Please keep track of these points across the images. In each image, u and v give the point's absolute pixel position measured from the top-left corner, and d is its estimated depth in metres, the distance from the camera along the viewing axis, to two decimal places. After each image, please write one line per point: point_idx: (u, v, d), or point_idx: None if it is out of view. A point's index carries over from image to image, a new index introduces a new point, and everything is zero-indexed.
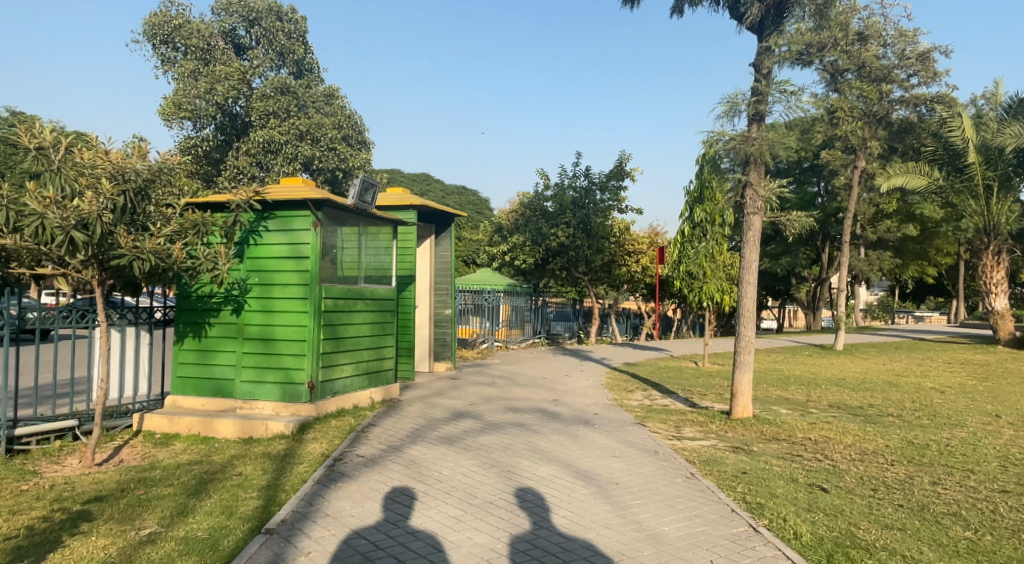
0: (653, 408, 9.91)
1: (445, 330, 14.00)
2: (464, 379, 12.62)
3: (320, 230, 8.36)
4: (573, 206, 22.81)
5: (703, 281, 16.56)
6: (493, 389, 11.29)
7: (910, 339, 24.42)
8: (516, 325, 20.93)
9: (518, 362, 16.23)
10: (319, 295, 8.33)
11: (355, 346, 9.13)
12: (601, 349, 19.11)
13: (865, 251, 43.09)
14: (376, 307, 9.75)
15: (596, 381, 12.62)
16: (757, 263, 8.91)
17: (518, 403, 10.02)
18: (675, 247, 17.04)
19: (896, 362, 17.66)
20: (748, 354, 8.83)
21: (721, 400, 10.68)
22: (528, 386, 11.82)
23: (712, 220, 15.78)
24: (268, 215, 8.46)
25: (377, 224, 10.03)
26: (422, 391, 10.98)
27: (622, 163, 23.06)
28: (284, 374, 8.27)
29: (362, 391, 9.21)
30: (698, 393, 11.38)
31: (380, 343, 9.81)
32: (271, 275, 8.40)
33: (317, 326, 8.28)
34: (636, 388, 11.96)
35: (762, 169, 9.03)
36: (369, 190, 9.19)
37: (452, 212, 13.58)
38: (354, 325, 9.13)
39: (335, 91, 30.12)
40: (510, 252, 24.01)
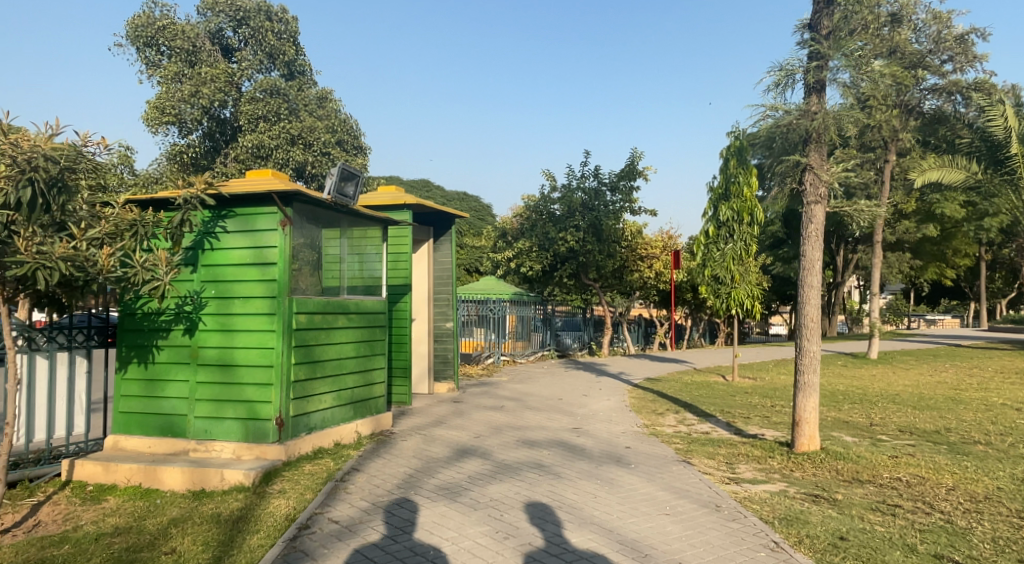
0: (694, 437, 8.32)
1: (445, 345, 12.44)
2: (469, 402, 11.05)
3: (290, 229, 6.84)
4: (582, 208, 21.20)
5: (732, 286, 14.86)
6: (502, 415, 9.72)
7: (945, 345, 22.79)
8: (522, 337, 19.38)
9: (528, 379, 14.66)
10: (289, 309, 6.79)
11: (338, 372, 7.57)
12: (618, 363, 17.53)
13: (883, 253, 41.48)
14: (365, 322, 8.19)
15: (619, 402, 11.07)
16: (820, 262, 7.37)
17: (534, 433, 8.46)
18: (698, 251, 15.44)
19: (944, 372, 16.04)
20: (813, 375, 7.27)
21: (771, 425, 9.08)
22: (543, 410, 10.25)
23: (740, 218, 14.55)
24: (226, 213, 6.94)
25: (365, 224, 8.45)
26: (420, 419, 9.43)
27: (634, 162, 21.51)
28: (248, 407, 6.72)
29: (345, 425, 7.63)
30: (740, 417, 9.79)
31: (369, 365, 8.24)
32: (230, 286, 6.88)
33: (287, 348, 6.74)
34: (668, 410, 10.37)
35: (824, 150, 7.50)
36: (352, 181, 7.43)
37: (453, 213, 12.06)
38: (337, 345, 7.58)
39: (328, 94, 28.68)
40: (516, 259, 22.46)
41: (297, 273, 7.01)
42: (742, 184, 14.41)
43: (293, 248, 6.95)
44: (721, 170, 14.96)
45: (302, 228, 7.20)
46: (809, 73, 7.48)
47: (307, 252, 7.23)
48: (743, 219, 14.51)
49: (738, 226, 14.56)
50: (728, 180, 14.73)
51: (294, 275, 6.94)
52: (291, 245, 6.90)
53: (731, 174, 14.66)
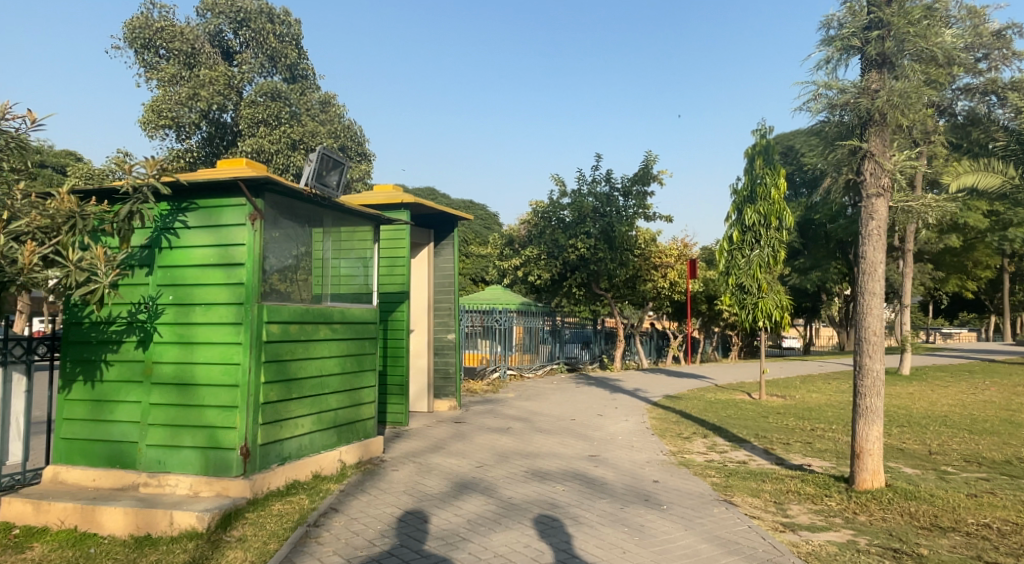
0: (731, 468, 7.22)
1: (447, 359, 11.37)
2: (472, 422, 9.99)
3: (261, 224, 5.79)
4: (594, 214, 20.14)
5: (759, 297, 13.76)
6: (509, 439, 8.66)
7: (978, 360, 21.62)
8: (530, 350, 18.32)
9: (538, 395, 13.59)
10: (259, 318, 5.74)
11: (320, 391, 6.49)
12: (632, 379, 16.44)
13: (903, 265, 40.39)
14: (352, 334, 7.12)
15: (639, 424, 9.98)
16: (884, 266, 6.28)
17: (545, 462, 7.37)
18: (721, 259, 14.36)
19: (987, 389, 14.86)
20: (877, 399, 6.21)
21: (817, 455, 7.97)
22: (555, 432, 9.17)
23: (767, 222, 13.52)
24: (186, 206, 5.91)
25: (353, 220, 7.38)
26: (416, 444, 8.35)
27: (648, 166, 20.46)
28: (209, 435, 5.68)
29: (327, 453, 6.54)
30: (779, 443, 8.68)
31: (357, 384, 7.15)
32: (190, 291, 5.84)
33: (256, 364, 5.68)
34: (694, 434, 9.28)
35: (888, 134, 6.41)
36: (336, 169, 6.39)
37: (457, 215, 11.03)
38: (318, 360, 6.50)
39: (331, 98, 27.51)
40: (524, 267, 21.43)
41: (270, 276, 5.95)
42: (768, 186, 13.44)
43: (266, 247, 5.90)
44: (745, 171, 14.00)
45: (276, 224, 6.15)
46: (868, 45, 6.39)
47: (284, 253, 6.18)
48: (771, 223, 13.48)
49: (765, 231, 13.53)
50: (755, 182, 13.73)
51: (266, 278, 5.89)
52: (263, 244, 5.86)
53: (758, 175, 13.71)
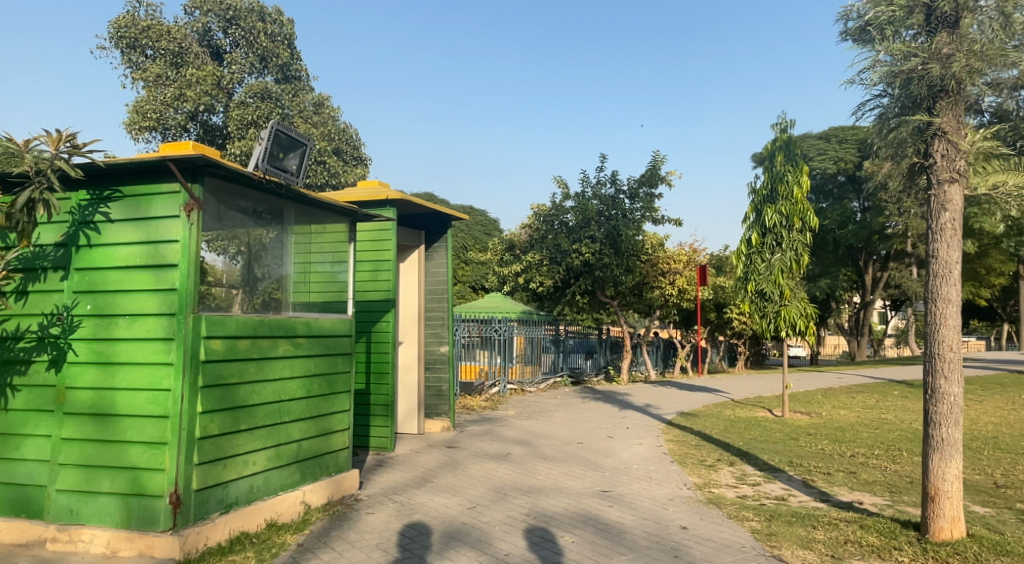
0: (770, 509, 6.12)
1: (440, 375, 10.23)
2: (468, 447, 8.89)
3: (198, 216, 4.67)
4: (598, 217, 19.06)
5: (782, 305, 12.62)
6: (508, 468, 7.55)
7: (1007, 372, 20.53)
8: (532, 362, 17.22)
9: (541, 412, 12.47)
10: (195, 332, 4.61)
11: (279, 420, 5.34)
12: (642, 394, 15.30)
13: (917, 272, 39.42)
14: (321, 350, 5.97)
15: (655, 448, 8.86)
16: (960, 267, 5.18)
17: (550, 502, 6.24)
18: (739, 263, 13.24)
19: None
20: (955, 429, 5.08)
21: (866, 492, 6.86)
22: (561, 459, 8.06)
23: (789, 223, 12.45)
24: (110, 194, 4.82)
25: (321, 215, 6.26)
26: (399, 476, 7.21)
27: (656, 167, 19.38)
28: (132, 477, 4.56)
29: (288, 496, 5.39)
30: (819, 475, 7.55)
31: (328, 409, 6.00)
32: (112, 298, 4.74)
33: (191, 391, 4.54)
34: (720, 461, 8.17)
35: (962, 108, 5.31)
36: (296, 151, 5.21)
37: (449, 214, 9.96)
38: (277, 382, 5.35)
39: (325, 99, 26.07)
40: (525, 274, 20.34)
41: (211, 280, 4.87)
42: (789, 184, 12.42)
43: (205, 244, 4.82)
44: (765, 168, 12.94)
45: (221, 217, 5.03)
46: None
47: (231, 251, 5.09)
48: (793, 224, 12.42)
49: (787, 232, 12.48)
50: (775, 180, 12.67)
51: (204, 282, 4.78)
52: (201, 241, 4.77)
53: (779, 172, 12.66)
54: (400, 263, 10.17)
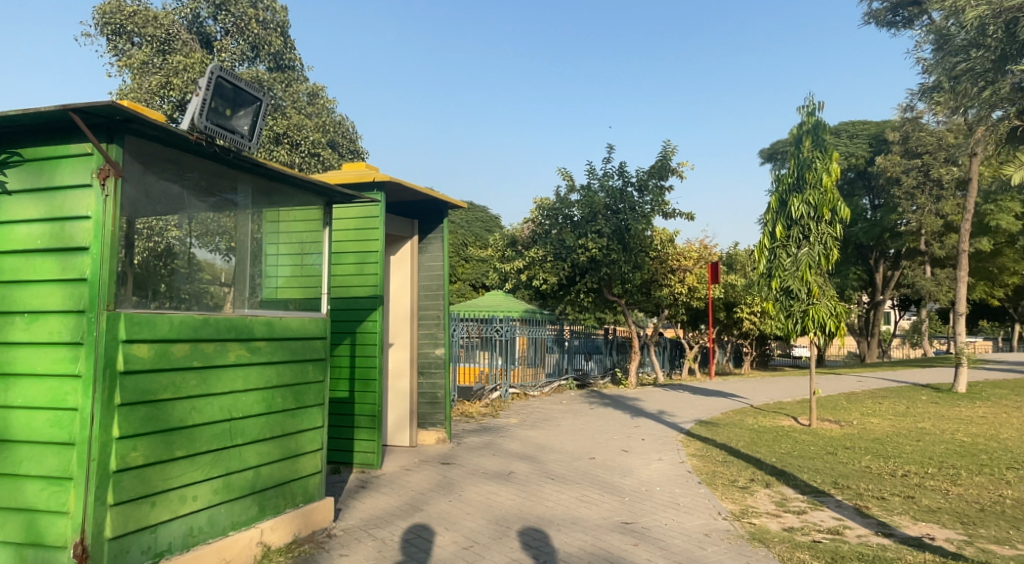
0: (829, 549, 5.10)
1: (435, 382, 9.16)
2: (466, 463, 7.85)
3: (117, 184, 3.61)
4: (606, 211, 17.96)
5: (809, 303, 11.64)
6: (512, 492, 6.51)
7: None
8: (535, 364, 16.14)
9: (547, 420, 11.45)
10: (111, 335, 3.55)
11: (228, 443, 4.29)
12: (654, 399, 14.28)
13: (929, 271, 38.46)
14: (288, 355, 4.89)
15: (678, 466, 7.85)
16: None
17: (564, 540, 5.21)
18: (762, 259, 12.17)
19: None
20: None
21: (934, 524, 5.84)
22: (573, 480, 7.03)
23: (818, 214, 11.52)
24: (8, 158, 3.79)
25: (289, 195, 5.17)
26: (384, 502, 6.15)
27: (666, 158, 18.31)
28: (29, 521, 3.53)
29: (241, 536, 4.34)
30: (872, 501, 6.54)
31: (296, 427, 4.93)
32: (8, 291, 3.71)
33: (104, 411, 3.49)
34: (755, 483, 7.15)
35: None
36: (244, 106, 4.14)
37: (446, 201, 8.92)
38: (225, 395, 4.29)
39: (320, 90, 24.31)
40: (528, 271, 19.26)
41: (188, 274, 4.23)
42: (817, 171, 11.47)
43: (176, 233, 4.19)
44: (789, 155, 11.97)
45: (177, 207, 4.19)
46: None
47: (213, 243, 4.53)
48: (821, 214, 11.49)
49: (815, 224, 11.55)
50: (800, 168, 11.73)
51: (138, 267, 3.80)
52: (172, 229, 4.15)
53: (805, 159, 11.68)
54: (392, 256, 9.23)
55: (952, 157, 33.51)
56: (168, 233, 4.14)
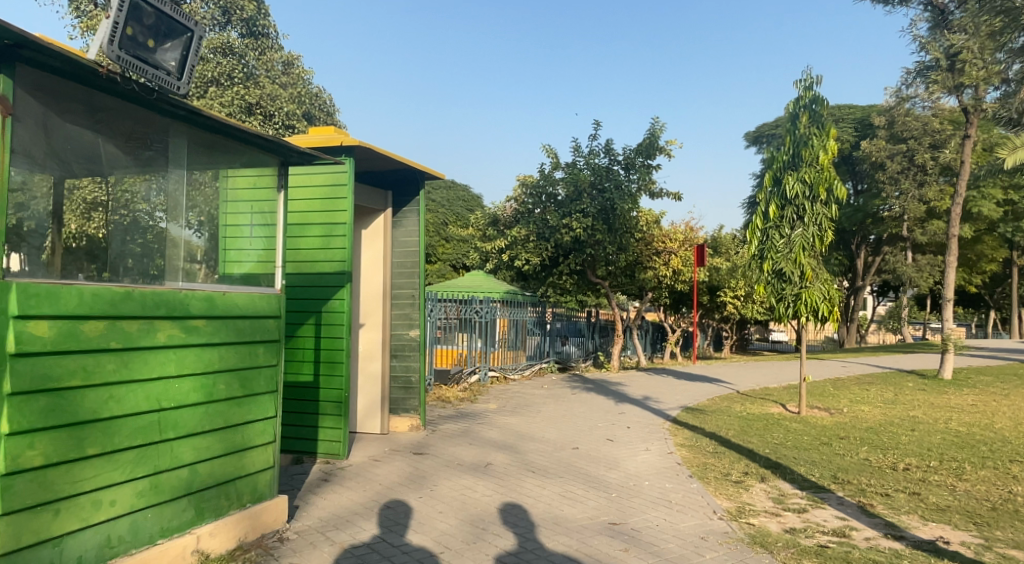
0: (838, 555, 4.63)
1: (409, 365, 8.54)
2: (441, 453, 7.29)
3: (8, 125, 3.02)
4: (591, 189, 17.38)
5: (802, 286, 11.23)
6: (489, 487, 5.96)
7: (1018, 363, 19.55)
8: (516, 347, 15.59)
9: (528, 405, 10.92)
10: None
11: (157, 437, 3.68)
12: (638, 384, 13.82)
13: (911, 257, 38.52)
14: (233, 336, 4.25)
15: (667, 457, 7.35)
16: None
17: (546, 544, 4.67)
18: (754, 239, 11.75)
19: None
20: None
21: (946, 527, 5.40)
22: (556, 473, 6.49)
23: (813, 193, 11.08)
24: None
25: (234, 153, 4.48)
26: (347, 498, 5.56)
27: (654, 136, 17.73)
28: None
29: (172, 544, 3.76)
30: (875, 498, 6.08)
31: (242, 418, 4.31)
32: None
33: None
34: (750, 478, 6.68)
35: None
36: (173, 36, 3.53)
37: (423, 171, 8.28)
38: (152, 382, 3.65)
39: (297, 59, 23.22)
40: (510, 250, 18.64)
41: (155, 248, 3.92)
42: (814, 149, 11.02)
43: (144, 206, 3.95)
44: (785, 132, 11.50)
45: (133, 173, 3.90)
46: None
47: (187, 218, 4.18)
48: (816, 193, 11.08)
49: (810, 204, 11.12)
50: (796, 145, 11.28)
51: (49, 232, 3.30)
52: (139, 201, 3.91)
53: (802, 136, 11.19)
54: (363, 229, 8.60)
55: (937, 143, 33.36)
56: (136, 206, 3.91)
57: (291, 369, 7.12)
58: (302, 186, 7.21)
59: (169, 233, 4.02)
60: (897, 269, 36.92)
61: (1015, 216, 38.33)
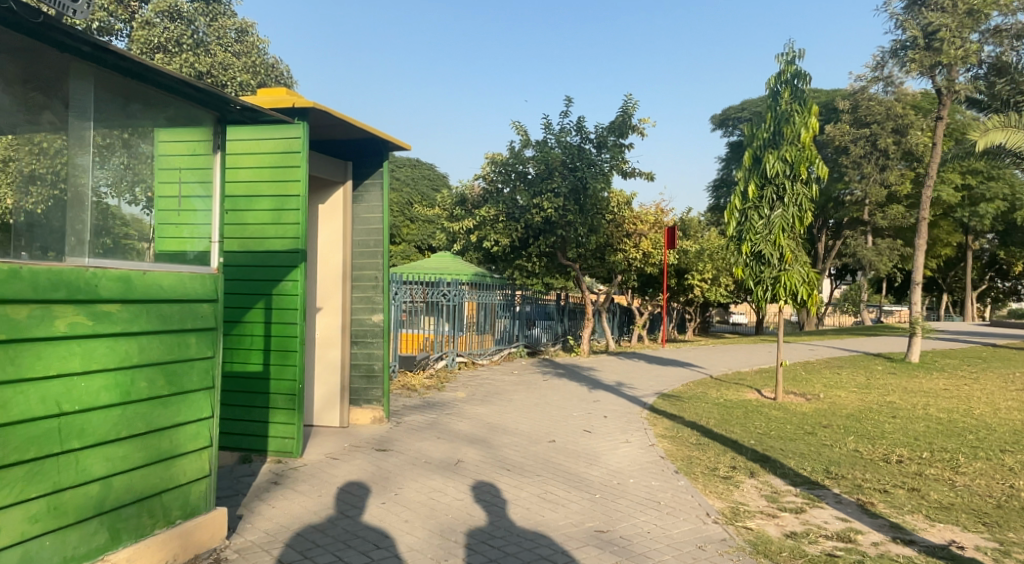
0: None
1: (372, 352, 7.88)
2: (406, 448, 6.68)
3: None
4: (562, 168, 16.80)
5: (781, 269, 10.83)
6: (460, 490, 5.38)
7: (980, 346, 19.68)
8: (483, 331, 14.99)
9: (498, 393, 10.35)
10: None
11: (58, 447, 3.01)
12: (610, 370, 13.35)
13: (872, 241, 38.96)
14: (157, 322, 3.59)
15: (650, 451, 6.86)
16: None
17: (527, 560, 4.08)
18: (732, 220, 11.31)
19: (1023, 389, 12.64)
20: None
21: (953, 528, 5.00)
22: (533, 471, 5.94)
23: (794, 172, 10.66)
24: None
25: (152, 105, 3.77)
26: (300, 506, 4.92)
27: (627, 114, 17.19)
28: None
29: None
30: (874, 495, 5.66)
31: (169, 421, 3.66)
32: None
33: None
34: (739, 473, 6.23)
35: None
36: None
37: (387, 141, 7.57)
38: (50, 382, 2.97)
39: (252, 27, 21.95)
40: (477, 231, 17.95)
41: (102, 226, 3.46)
42: (796, 126, 10.58)
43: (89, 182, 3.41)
44: (766, 108, 11.07)
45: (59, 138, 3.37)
46: None
47: (135, 192, 3.72)
48: (797, 172, 10.66)
49: (791, 183, 10.71)
50: (777, 121, 10.86)
51: None
52: (82, 176, 3.38)
53: (784, 113, 10.77)
54: (321, 204, 7.87)
55: (900, 128, 33.54)
56: (78, 181, 3.36)
57: (239, 358, 6.41)
58: (249, 153, 6.44)
59: (119, 210, 3.59)
60: (859, 253, 37.28)
61: (972, 201, 38.97)
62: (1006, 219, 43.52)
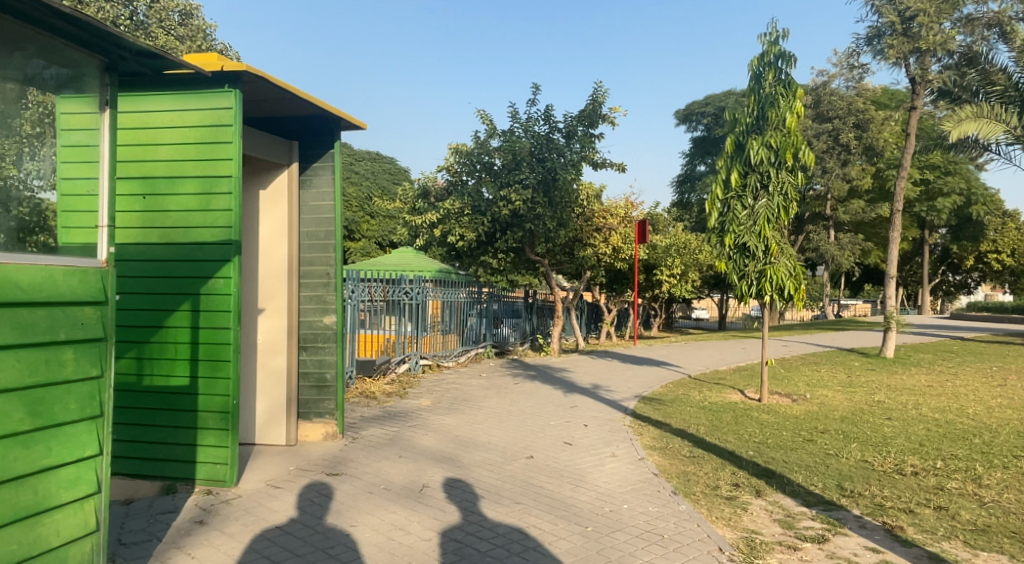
0: None
1: (323, 359, 6.96)
2: (363, 472, 5.79)
3: None
4: (530, 159, 16.02)
5: (766, 262, 10.21)
6: (428, 527, 4.55)
7: (950, 339, 19.46)
8: (449, 331, 14.09)
9: (466, 399, 9.49)
10: None
11: None
12: (584, 372, 12.59)
13: (834, 236, 39.11)
14: (12, 333, 2.70)
15: (641, 468, 6.10)
16: None
17: None
18: (714, 211, 10.64)
19: (1006, 384, 12.29)
20: None
21: (1003, 558, 4.31)
22: (512, 499, 5.13)
23: (779, 159, 10.05)
24: None
25: (2, 42, 2.86)
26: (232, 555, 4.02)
27: (597, 103, 16.48)
28: None
29: None
30: (901, 518, 4.96)
31: (35, 464, 2.79)
32: None
33: None
34: (744, 492, 5.50)
35: None
36: None
37: (339, 116, 6.65)
38: None
39: (197, 9, 20.51)
40: (440, 226, 16.91)
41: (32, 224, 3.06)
42: (781, 110, 9.99)
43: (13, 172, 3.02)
44: (748, 91, 10.44)
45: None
46: None
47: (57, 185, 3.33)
48: (782, 159, 10.07)
49: (776, 171, 10.10)
50: (761, 106, 10.25)
51: None
52: (8, 167, 2.99)
53: (767, 97, 10.17)
54: (262, 189, 6.88)
55: (861, 122, 33.60)
56: (5, 171, 2.97)
57: (161, 371, 5.42)
58: (170, 126, 5.45)
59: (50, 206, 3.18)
60: (822, 248, 37.31)
61: (930, 195, 39.34)
62: (961, 213, 44.12)
